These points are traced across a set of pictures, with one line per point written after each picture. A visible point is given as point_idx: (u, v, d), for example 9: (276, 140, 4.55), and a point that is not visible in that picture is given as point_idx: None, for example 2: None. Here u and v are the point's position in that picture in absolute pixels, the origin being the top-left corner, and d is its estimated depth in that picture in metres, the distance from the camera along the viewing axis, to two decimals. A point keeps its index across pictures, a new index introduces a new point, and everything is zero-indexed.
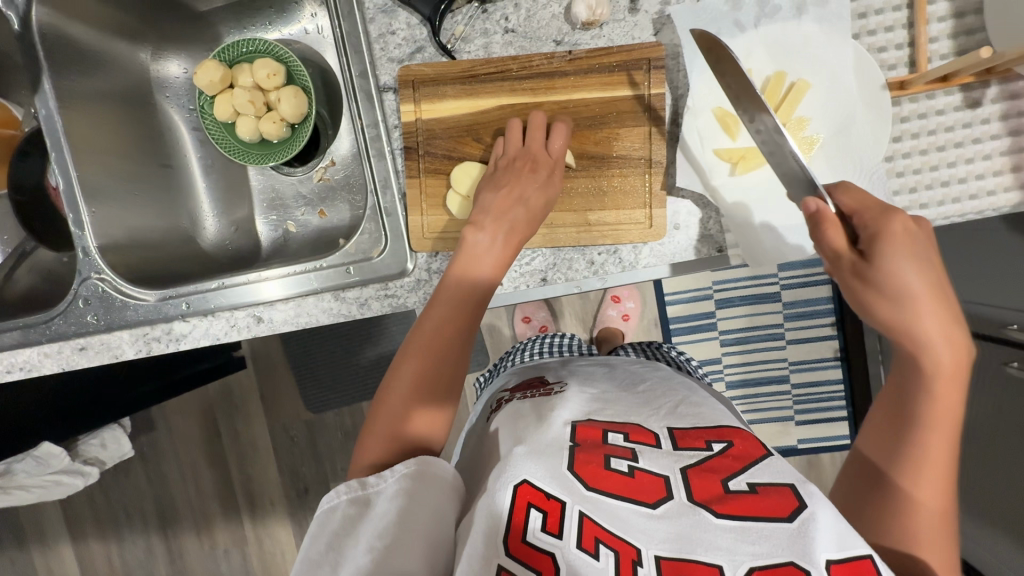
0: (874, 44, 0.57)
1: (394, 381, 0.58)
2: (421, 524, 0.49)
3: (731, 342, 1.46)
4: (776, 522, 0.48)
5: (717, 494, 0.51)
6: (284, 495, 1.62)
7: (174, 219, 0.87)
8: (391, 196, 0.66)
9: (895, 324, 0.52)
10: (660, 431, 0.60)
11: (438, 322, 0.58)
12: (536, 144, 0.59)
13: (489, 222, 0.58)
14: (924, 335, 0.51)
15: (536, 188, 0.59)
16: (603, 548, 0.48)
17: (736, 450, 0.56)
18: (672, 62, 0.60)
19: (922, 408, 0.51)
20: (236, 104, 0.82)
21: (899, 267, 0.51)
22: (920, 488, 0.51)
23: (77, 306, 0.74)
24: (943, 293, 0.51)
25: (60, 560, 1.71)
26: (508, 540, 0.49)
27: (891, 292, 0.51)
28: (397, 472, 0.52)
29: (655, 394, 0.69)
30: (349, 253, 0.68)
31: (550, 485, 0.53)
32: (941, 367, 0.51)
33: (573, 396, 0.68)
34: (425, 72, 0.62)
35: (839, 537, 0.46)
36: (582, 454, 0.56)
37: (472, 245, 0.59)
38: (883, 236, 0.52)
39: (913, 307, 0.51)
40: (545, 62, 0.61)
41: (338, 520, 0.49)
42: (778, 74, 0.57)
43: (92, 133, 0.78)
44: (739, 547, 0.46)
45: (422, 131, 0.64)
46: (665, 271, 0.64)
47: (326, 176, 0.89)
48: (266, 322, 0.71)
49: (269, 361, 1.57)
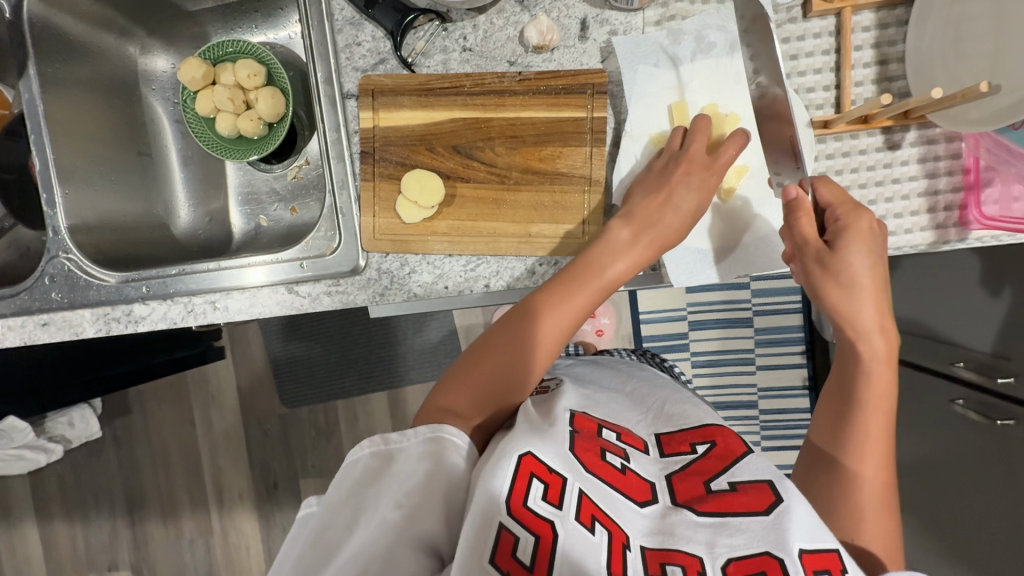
0: (803, 84, 0.61)
1: (509, 359, 0.60)
2: (439, 490, 0.49)
3: (702, 364, 1.49)
4: (752, 515, 0.51)
5: (698, 494, 0.55)
6: (252, 488, 1.63)
7: (147, 205, 0.90)
8: (346, 197, 0.69)
9: (841, 310, 0.58)
10: (648, 438, 0.64)
11: (554, 320, 0.60)
12: (697, 151, 0.60)
13: (634, 219, 0.60)
14: (866, 325, 0.57)
15: (691, 204, 0.60)
16: (598, 526, 0.50)
17: (719, 449, 0.60)
18: (615, 88, 0.64)
19: (869, 393, 0.56)
20: (216, 101, 0.86)
21: (856, 258, 0.56)
22: (863, 469, 0.55)
23: (42, 282, 0.77)
24: (883, 287, 0.58)
25: (26, 539, 1.72)
26: (510, 500, 0.48)
27: (848, 281, 0.57)
28: (421, 433, 0.53)
29: (645, 393, 0.73)
30: (306, 249, 0.72)
31: (552, 460, 0.53)
32: (883, 357, 0.57)
33: (570, 391, 0.69)
34: (384, 82, 0.66)
35: (812, 531, 0.49)
36: (581, 441, 0.58)
37: (620, 245, 0.60)
38: (849, 228, 0.56)
39: (861, 297, 0.57)
40: (497, 80, 0.65)
41: (360, 470, 0.52)
42: (710, 105, 0.61)
43: (72, 117, 0.81)
44: (719, 540, 0.51)
45: (379, 137, 0.67)
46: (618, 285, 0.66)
47: (300, 175, 0.94)
48: (221, 310, 0.74)
49: (246, 352, 1.59)
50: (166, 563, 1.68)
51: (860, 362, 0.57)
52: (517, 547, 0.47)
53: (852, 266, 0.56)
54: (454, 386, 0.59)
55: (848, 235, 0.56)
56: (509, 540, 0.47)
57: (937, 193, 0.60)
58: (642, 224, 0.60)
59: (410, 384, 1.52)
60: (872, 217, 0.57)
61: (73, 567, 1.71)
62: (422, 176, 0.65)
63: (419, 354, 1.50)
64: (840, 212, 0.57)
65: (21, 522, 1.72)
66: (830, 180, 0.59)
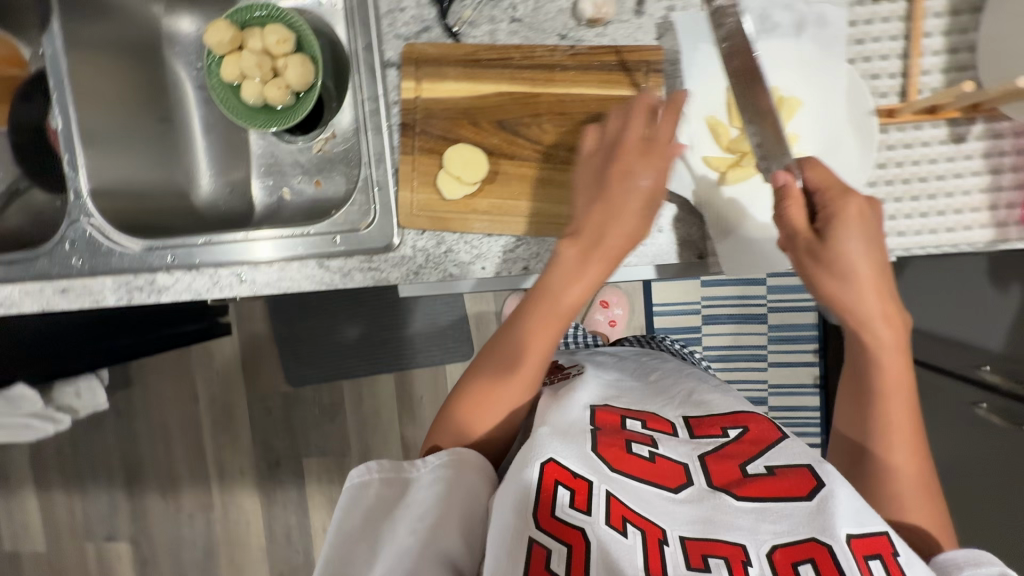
0: (868, 70, 0.58)
1: (502, 365, 0.59)
2: (458, 506, 0.50)
3: (714, 358, 1.48)
4: (794, 501, 0.49)
5: (736, 479, 0.52)
6: (254, 465, 1.62)
7: (166, 173, 0.87)
8: (384, 170, 0.67)
9: (841, 305, 0.55)
10: (676, 420, 0.61)
11: (536, 326, 0.59)
12: (633, 137, 0.58)
13: (578, 239, 0.58)
14: (868, 315, 0.55)
15: (642, 193, 0.57)
16: (631, 527, 0.48)
17: (752, 435, 0.57)
18: (671, 67, 0.61)
19: (886, 381, 0.55)
20: (243, 67, 0.83)
21: (850, 245, 0.53)
22: (893, 455, 0.54)
23: (63, 247, 0.74)
24: (882, 272, 0.55)
25: (25, 507, 1.71)
26: (538, 513, 0.48)
27: (840, 270, 0.54)
28: (430, 463, 0.54)
29: (668, 384, 0.70)
30: (338, 223, 0.70)
31: (576, 464, 0.52)
32: (893, 344, 0.55)
33: (590, 381, 0.67)
34: (428, 52, 0.64)
35: (858, 514, 0.47)
36: (604, 437, 0.56)
37: (569, 266, 0.58)
38: (838, 214, 0.54)
39: (858, 288, 0.54)
40: (547, 54, 0.62)
41: (372, 498, 0.52)
42: (771, 88, 0.58)
43: (92, 78, 0.78)
44: (762, 527, 0.48)
45: (421, 108, 0.64)
46: (652, 271, 0.65)
47: (326, 148, 0.89)
48: (248, 283, 0.71)
49: (252, 330, 1.56)
50: (165, 537, 1.68)
51: (867, 351, 0.55)
52: (550, 560, 0.46)
53: (847, 255, 0.53)
54: (456, 397, 0.60)
55: (839, 222, 0.54)
56: (541, 553, 0.46)
57: (999, 189, 0.58)
58: (589, 242, 0.57)
59: (418, 368, 1.51)
60: (862, 199, 0.54)
61: (71, 537, 1.71)
62: (466, 151, 0.63)
63: (427, 337, 1.49)
64: (829, 197, 0.54)
65: (19, 490, 1.71)
66: (819, 164, 0.57)
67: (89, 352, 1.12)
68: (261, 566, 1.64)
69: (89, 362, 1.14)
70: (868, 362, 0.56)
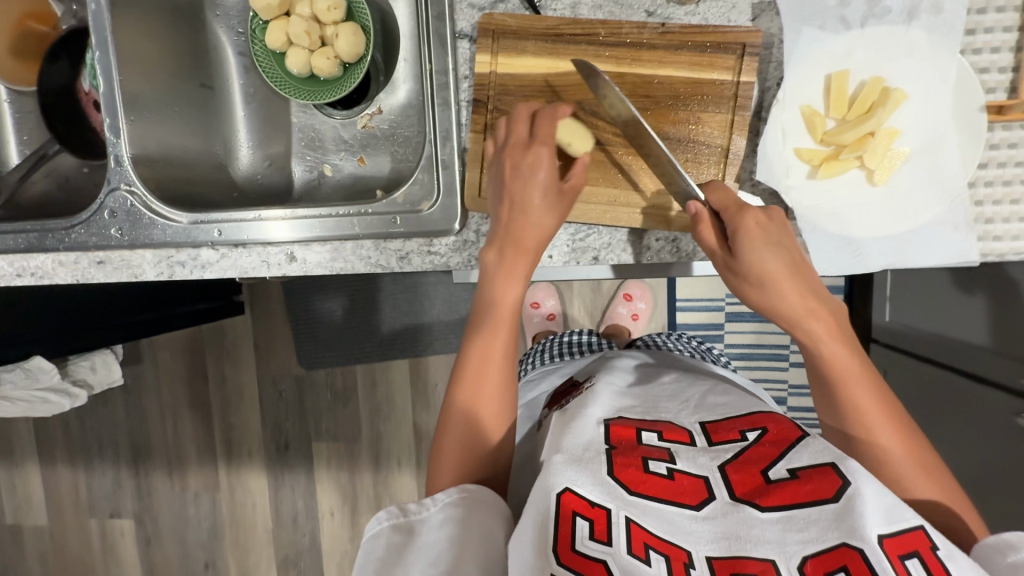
0: (977, 64, 0.55)
1: (487, 365, 0.57)
2: (473, 545, 0.49)
3: (735, 356, 1.42)
4: (820, 505, 0.46)
5: (758, 486, 0.49)
6: (264, 446, 1.55)
7: (206, 143, 0.83)
8: (450, 149, 0.64)
9: (773, 313, 0.53)
10: (693, 427, 0.56)
11: (493, 325, 0.57)
12: (518, 137, 0.57)
13: (495, 242, 0.57)
14: (796, 314, 0.52)
15: (539, 187, 0.56)
16: (654, 554, 0.46)
17: (773, 435, 0.52)
18: (766, 51, 0.58)
19: (843, 367, 0.52)
20: (289, 32, 0.76)
21: (762, 256, 0.52)
22: (878, 437, 0.51)
23: (101, 217, 0.71)
24: (800, 276, 0.52)
25: (27, 480, 1.66)
26: (559, 549, 0.46)
27: (757, 278, 0.52)
28: (440, 500, 0.52)
29: (681, 386, 0.65)
30: (398, 202, 0.66)
31: (593, 492, 0.49)
32: (830, 334, 0.52)
33: (603, 389, 0.63)
34: (507, 23, 0.60)
35: (887, 511, 0.44)
36: (619, 459, 0.52)
37: (493, 271, 0.57)
38: (741, 227, 0.52)
39: (778, 293, 0.52)
40: (636, 31, 0.58)
41: (383, 548, 0.50)
42: (875, 79, 0.55)
43: (136, 40, 0.73)
44: (789, 538, 0.45)
45: (494, 84, 0.61)
46: (608, 271, 0.67)
47: (371, 124, 0.84)
48: (299, 263, 0.68)
49: (266, 309, 1.51)
50: (168, 516, 1.61)
51: (814, 347, 0.53)
52: None
53: (761, 266, 0.52)
54: (457, 381, 0.58)
55: (743, 237, 0.52)
56: None
57: None
58: (503, 241, 0.56)
59: (434, 354, 1.44)
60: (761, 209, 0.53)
61: (73, 512, 1.65)
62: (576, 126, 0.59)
63: (446, 324, 1.41)
64: (729, 210, 0.53)
65: (22, 464, 1.66)
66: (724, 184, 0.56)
67: (100, 330, 1.08)
68: (267, 547, 1.56)
69: (102, 339, 1.10)
70: (815, 355, 0.53)
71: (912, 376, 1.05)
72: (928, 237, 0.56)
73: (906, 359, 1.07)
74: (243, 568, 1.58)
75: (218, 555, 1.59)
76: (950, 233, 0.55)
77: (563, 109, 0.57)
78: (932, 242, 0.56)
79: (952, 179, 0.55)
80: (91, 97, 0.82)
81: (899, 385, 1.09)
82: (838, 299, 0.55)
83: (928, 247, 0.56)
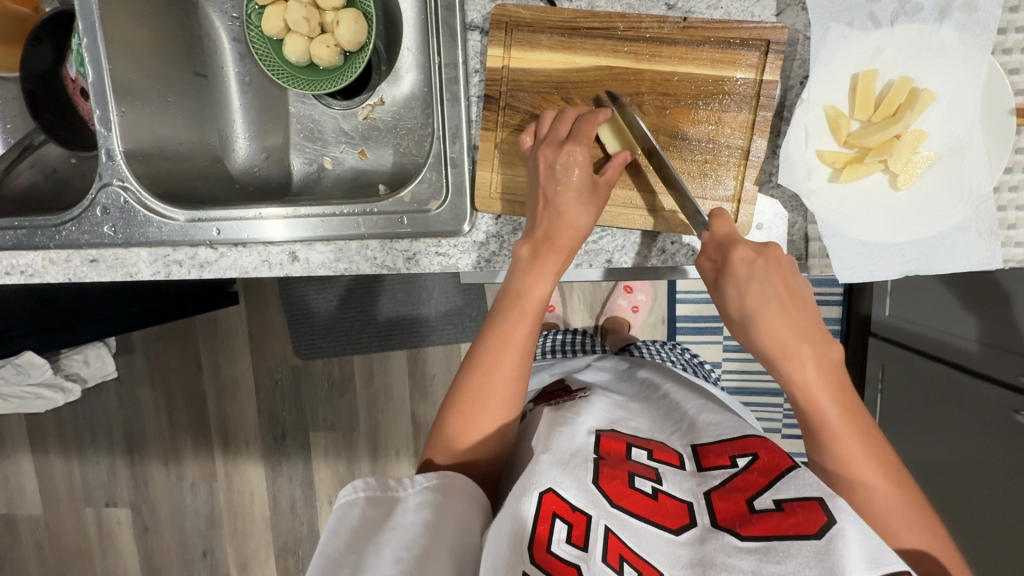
0: (1007, 65, 0.54)
1: (494, 373, 0.55)
2: (447, 535, 0.46)
3: (734, 348, 1.39)
4: (802, 540, 0.44)
5: (741, 515, 0.47)
6: (260, 437, 1.53)
7: (200, 133, 0.79)
8: (459, 146, 0.62)
9: (768, 349, 0.50)
10: (683, 450, 0.55)
11: (505, 333, 0.55)
12: (555, 135, 0.55)
13: (530, 238, 0.55)
14: (789, 350, 0.49)
15: (572, 188, 0.54)
16: (627, 567, 0.45)
17: (763, 461, 0.51)
18: (789, 49, 0.57)
19: (829, 421, 0.50)
20: (288, 19, 0.71)
21: (748, 293, 0.50)
22: (860, 474, 0.49)
23: (94, 214, 0.68)
24: (793, 315, 0.50)
25: (19, 469, 1.64)
26: (534, 548, 0.45)
27: (742, 314, 0.51)
28: (418, 483, 0.50)
29: (676, 402, 0.63)
30: (404, 202, 0.64)
31: (575, 497, 0.48)
32: (819, 381, 0.49)
33: (598, 400, 0.61)
34: (522, 15, 0.58)
35: (870, 554, 0.43)
36: (606, 469, 0.51)
37: (524, 265, 0.55)
38: (726, 263, 0.51)
39: (768, 331, 0.50)
40: (656, 26, 0.56)
41: (357, 519, 0.47)
42: (902, 79, 0.54)
43: (127, 26, 0.69)
44: (765, 569, 0.43)
45: (507, 80, 0.59)
46: (601, 275, 0.65)
47: (373, 115, 0.81)
48: (301, 263, 0.66)
49: (262, 300, 1.48)
50: (166, 506, 1.60)
51: (805, 390, 0.50)
52: None
53: (749, 303, 0.50)
54: (455, 394, 0.56)
55: (727, 275, 0.51)
56: None
57: None
58: (538, 238, 0.55)
59: (432, 346, 1.41)
60: (752, 248, 0.50)
61: (68, 501, 1.63)
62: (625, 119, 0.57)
63: (444, 316, 1.39)
64: (719, 244, 0.52)
65: (14, 454, 1.64)
66: (725, 211, 0.53)
67: (95, 323, 1.06)
68: (265, 535, 1.55)
69: (92, 332, 1.07)
70: (800, 402, 0.50)
71: (907, 374, 1.05)
72: (951, 244, 0.54)
73: (906, 351, 1.04)
74: (241, 554, 1.57)
75: (217, 543, 1.58)
76: (974, 240, 0.54)
77: (604, 113, 0.55)
78: (953, 248, 0.54)
79: (978, 186, 0.53)
80: (78, 84, 0.78)
81: (896, 382, 1.08)
82: (838, 345, 0.51)
83: (949, 254, 0.55)
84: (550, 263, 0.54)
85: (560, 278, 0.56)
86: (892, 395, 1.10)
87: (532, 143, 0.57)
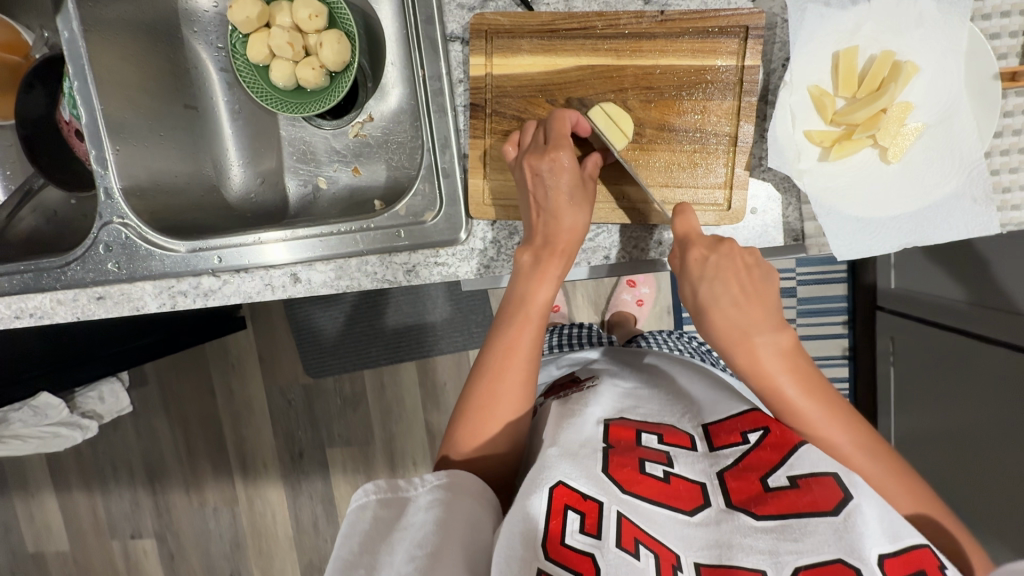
0: (987, 30, 0.54)
1: (501, 381, 0.55)
2: (459, 535, 0.46)
3: None
4: (819, 516, 0.45)
5: (756, 494, 0.47)
6: (277, 457, 1.54)
7: (195, 165, 0.80)
8: (450, 155, 0.63)
9: (723, 341, 0.51)
10: (694, 432, 0.55)
11: (510, 342, 0.55)
12: (536, 144, 0.56)
13: (530, 244, 0.56)
14: (742, 340, 0.51)
15: (562, 191, 0.54)
16: (643, 549, 0.45)
17: (775, 438, 0.50)
18: (769, 32, 0.57)
19: (792, 402, 0.50)
20: (271, 45, 0.72)
21: (705, 286, 0.51)
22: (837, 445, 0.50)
23: (97, 252, 0.69)
24: (745, 305, 0.51)
25: (44, 509, 1.66)
26: (547, 542, 0.45)
27: (695, 305, 0.52)
28: (428, 482, 0.50)
29: (686, 390, 0.63)
30: (400, 215, 0.64)
31: (585, 485, 0.48)
32: (775, 366, 0.50)
33: (606, 391, 0.62)
34: (501, 22, 0.59)
35: (889, 528, 0.44)
36: (616, 457, 0.51)
37: (527, 272, 0.56)
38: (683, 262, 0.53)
39: (718, 321, 0.51)
40: (633, 21, 0.57)
41: (369, 521, 0.48)
42: (884, 53, 0.54)
43: (115, 65, 0.70)
44: (782, 548, 0.43)
45: (492, 87, 0.60)
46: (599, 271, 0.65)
47: (363, 132, 0.81)
48: (303, 283, 0.67)
49: (268, 322, 1.48)
50: (190, 533, 1.61)
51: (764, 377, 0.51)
52: None
53: (701, 294, 0.52)
54: (462, 410, 0.56)
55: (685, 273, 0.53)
56: None
57: None
58: (538, 244, 0.55)
59: (440, 354, 1.42)
60: (704, 246, 0.52)
61: (94, 536, 1.65)
62: (611, 113, 0.57)
63: (449, 324, 1.38)
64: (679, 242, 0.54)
65: (38, 494, 1.65)
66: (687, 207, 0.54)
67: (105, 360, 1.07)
68: (290, 555, 1.56)
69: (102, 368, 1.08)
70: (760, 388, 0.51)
71: (917, 345, 1.04)
72: (947, 211, 0.54)
73: (914, 322, 1.04)
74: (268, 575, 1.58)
75: (243, 566, 1.59)
76: (970, 206, 0.54)
77: (573, 116, 0.56)
78: (951, 215, 0.54)
79: (968, 153, 0.53)
80: (72, 126, 0.78)
81: (907, 353, 1.08)
82: (791, 328, 0.51)
83: (947, 221, 0.54)
84: (550, 268, 0.55)
85: (563, 281, 0.56)
86: (905, 367, 1.09)
87: (514, 156, 0.57)
